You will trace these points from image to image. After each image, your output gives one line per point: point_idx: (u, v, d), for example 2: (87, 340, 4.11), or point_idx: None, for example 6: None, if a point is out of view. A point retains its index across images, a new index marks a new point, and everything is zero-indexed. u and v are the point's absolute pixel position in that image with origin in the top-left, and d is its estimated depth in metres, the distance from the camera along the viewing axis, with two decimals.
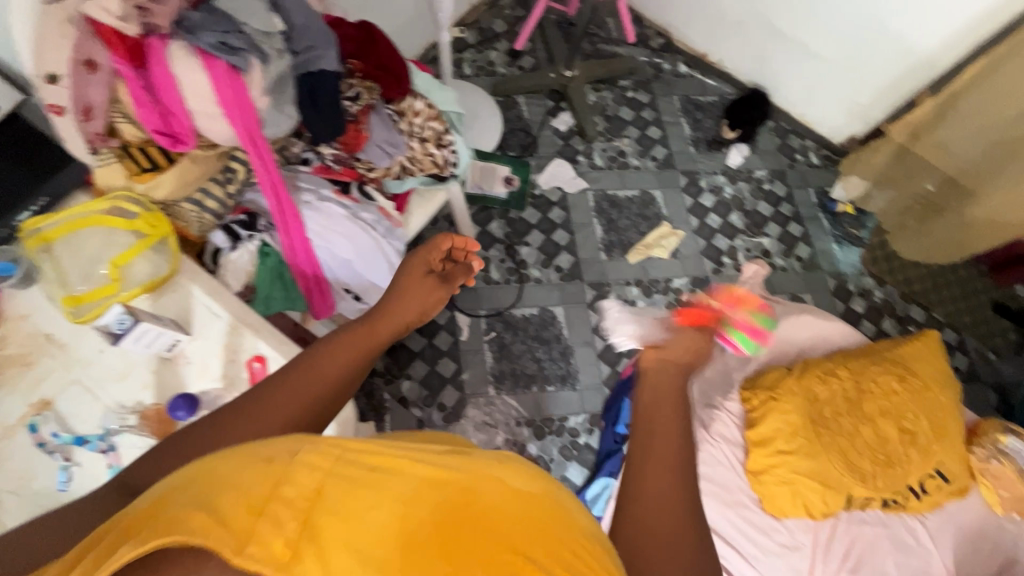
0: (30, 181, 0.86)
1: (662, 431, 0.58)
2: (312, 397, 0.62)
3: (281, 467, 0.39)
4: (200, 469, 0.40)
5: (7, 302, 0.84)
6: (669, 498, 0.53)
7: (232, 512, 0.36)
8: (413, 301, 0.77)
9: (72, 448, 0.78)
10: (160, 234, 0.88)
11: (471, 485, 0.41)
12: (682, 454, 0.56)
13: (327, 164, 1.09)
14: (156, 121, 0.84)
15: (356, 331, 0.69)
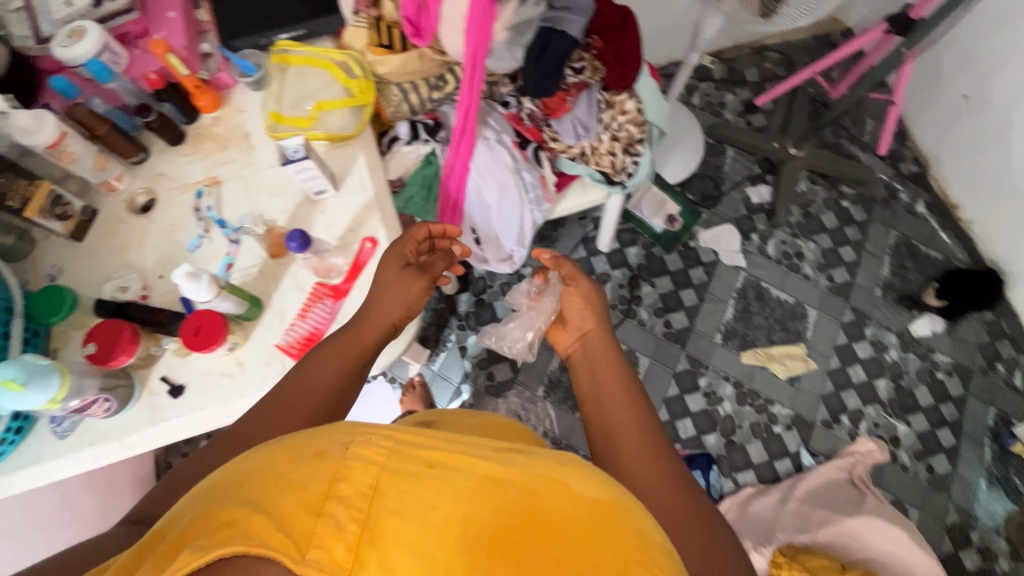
0: (301, 13, 1.02)
1: (619, 427, 0.74)
2: (316, 390, 0.73)
3: (330, 465, 0.45)
4: (250, 474, 0.45)
5: (235, 92, 1.01)
6: (635, 462, 0.70)
7: (291, 512, 0.41)
8: (405, 293, 0.84)
9: (213, 225, 0.93)
10: (363, 101, 0.99)
11: (531, 485, 0.47)
12: (644, 441, 0.73)
13: (520, 116, 1.13)
14: (411, 10, 0.93)
15: (354, 323, 0.81)
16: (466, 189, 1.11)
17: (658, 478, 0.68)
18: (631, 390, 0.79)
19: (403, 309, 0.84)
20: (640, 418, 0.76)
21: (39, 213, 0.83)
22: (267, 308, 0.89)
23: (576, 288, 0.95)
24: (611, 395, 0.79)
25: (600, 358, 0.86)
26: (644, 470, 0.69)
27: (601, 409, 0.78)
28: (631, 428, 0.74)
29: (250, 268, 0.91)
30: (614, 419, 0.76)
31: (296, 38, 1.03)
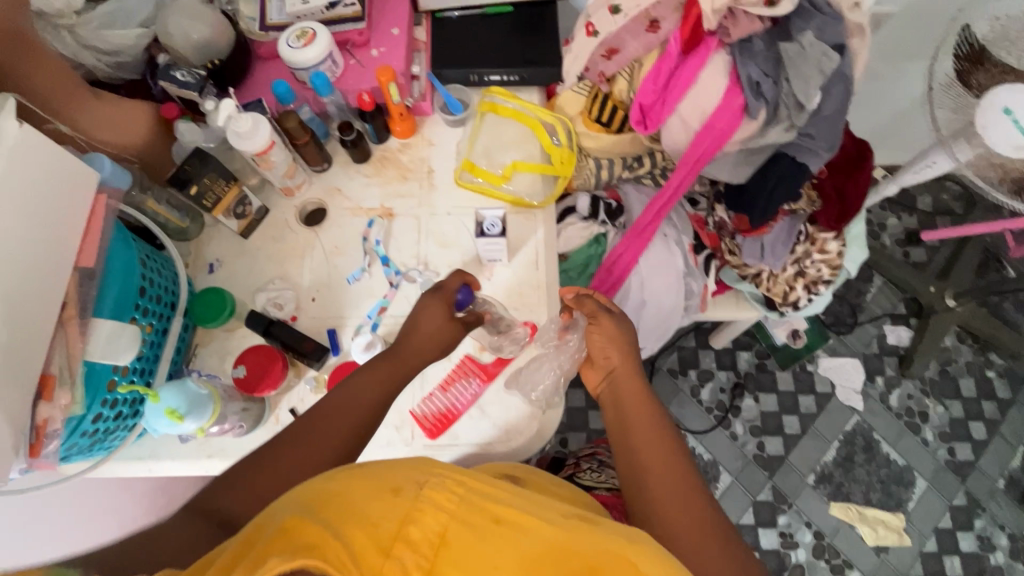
0: (520, 58, 0.96)
1: (644, 456, 0.66)
2: (331, 428, 0.66)
3: (403, 505, 0.50)
4: (331, 498, 0.50)
5: (429, 121, 0.96)
6: (654, 493, 0.63)
7: (365, 549, 0.46)
8: (430, 331, 0.75)
9: (376, 260, 0.89)
10: (560, 172, 0.91)
11: (592, 559, 0.49)
12: (670, 464, 0.64)
13: (705, 220, 1.05)
14: (649, 98, 0.84)
15: (377, 363, 0.72)
16: (625, 280, 1.02)
17: (678, 501, 0.61)
18: (652, 404, 0.71)
19: (436, 349, 0.75)
20: (662, 444, 0.66)
21: (224, 211, 0.81)
22: None
23: (602, 323, 0.77)
24: (634, 407, 0.71)
25: (627, 368, 0.75)
26: (669, 495, 0.62)
27: (621, 421, 0.71)
28: (653, 446, 0.66)
29: (403, 318, 0.86)
30: (634, 432, 0.68)
31: (505, 82, 0.97)
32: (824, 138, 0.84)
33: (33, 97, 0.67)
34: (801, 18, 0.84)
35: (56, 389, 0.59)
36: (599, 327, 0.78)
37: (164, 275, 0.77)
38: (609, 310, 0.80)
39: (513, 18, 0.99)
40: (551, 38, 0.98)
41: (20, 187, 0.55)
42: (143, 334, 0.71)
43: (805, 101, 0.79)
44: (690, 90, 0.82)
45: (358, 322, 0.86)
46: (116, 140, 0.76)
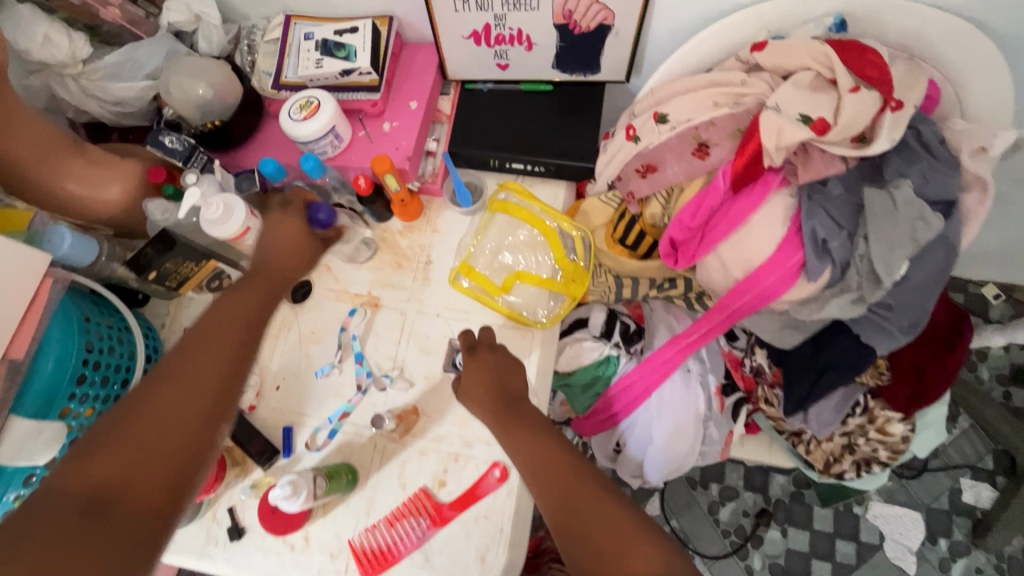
0: (550, 146, 0.83)
1: (553, 474, 0.61)
2: (162, 416, 0.52)
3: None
4: None
5: (438, 204, 0.86)
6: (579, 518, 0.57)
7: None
8: (283, 250, 0.70)
9: (350, 356, 0.81)
10: (568, 291, 0.79)
11: None
12: (578, 477, 0.60)
13: (742, 360, 0.88)
14: (682, 232, 0.69)
15: (209, 317, 0.60)
16: (632, 412, 0.88)
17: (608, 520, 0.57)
18: (548, 439, 0.64)
19: (297, 266, 0.70)
20: (576, 469, 0.61)
21: (194, 286, 0.76)
22: (360, 487, 0.76)
23: (482, 353, 0.72)
24: (533, 448, 0.63)
25: (521, 415, 0.66)
26: (594, 522, 0.57)
27: (527, 461, 0.63)
28: (556, 480, 0.60)
29: (364, 429, 0.78)
30: (549, 470, 0.61)
31: (530, 170, 0.85)
32: (903, 317, 0.65)
33: (3, 155, 0.65)
34: (901, 158, 0.65)
35: None
36: (473, 375, 0.71)
37: (121, 351, 0.72)
38: (487, 352, 0.72)
39: (553, 95, 0.87)
40: (590, 126, 0.84)
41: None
42: (81, 420, 0.66)
43: (885, 273, 0.62)
44: (737, 233, 0.67)
45: (317, 423, 0.79)
46: (95, 203, 0.72)
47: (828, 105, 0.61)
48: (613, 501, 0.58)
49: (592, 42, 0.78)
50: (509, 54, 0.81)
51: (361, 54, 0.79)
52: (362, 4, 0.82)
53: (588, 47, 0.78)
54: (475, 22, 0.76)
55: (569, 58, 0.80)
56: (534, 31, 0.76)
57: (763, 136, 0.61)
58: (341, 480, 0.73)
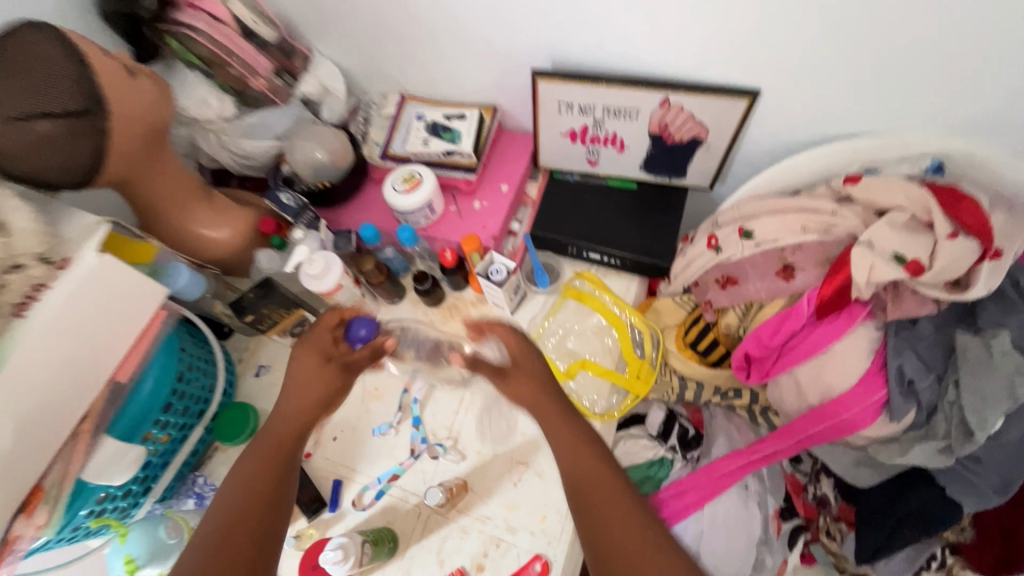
0: (629, 241, 0.86)
1: (564, 442, 0.63)
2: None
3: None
4: None
5: None
6: (578, 452, 0.62)
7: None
8: (308, 392, 0.66)
9: (408, 418, 0.83)
10: (632, 388, 0.78)
11: None
12: (591, 453, 0.62)
13: (804, 488, 0.83)
14: (757, 348, 0.69)
15: (235, 489, 0.60)
16: (680, 522, 0.83)
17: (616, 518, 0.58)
18: (588, 440, 0.63)
19: (320, 401, 0.66)
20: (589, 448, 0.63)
21: (280, 330, 0.80)
22: (398, 556, 0.75)
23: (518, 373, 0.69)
24: (577, 449, 0.63)
25: (506, 381, 0.69)
26: (601, 500, 0.60)
27: (563, 448, 0.63)
28: (580, 463, 0.62)
29: (411, 496, 0.78)
30: (588, 478, 0.61)
31: (605, 263, 0.87)
32: (994, 475, 0.61)
33: (145, 201, 0.73)
34: (997, 308, 0.64)
35: (38, 506, 0.58)
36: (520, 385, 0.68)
37: (202, 383, 0.77)
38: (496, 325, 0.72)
39: (637, 193, 0.90)
40: (669, 227, 0.87)
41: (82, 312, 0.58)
42: (155, 445, 0.71)
43: (977, 427, 0.59)
44: (815, 359, 0.66)
45: (365, 481, 0.80)
46: (210, 248, 0.80)
47: (925, 247, 0.61)
48: (620, 479, 0.61)
49: (683, 152, 0.81)
50: (601, 152, 0.86)
51: (465, 139, 0.86)
52: (471, 94, 0.90)
53: (678, 156, 0.82)
54: (575, 123, 0.82)
55: (659, 163, 0.85)
56: (629, 137, 0.81)
57: (854, 268, 0.61)
58: (382, 547, 0.72)
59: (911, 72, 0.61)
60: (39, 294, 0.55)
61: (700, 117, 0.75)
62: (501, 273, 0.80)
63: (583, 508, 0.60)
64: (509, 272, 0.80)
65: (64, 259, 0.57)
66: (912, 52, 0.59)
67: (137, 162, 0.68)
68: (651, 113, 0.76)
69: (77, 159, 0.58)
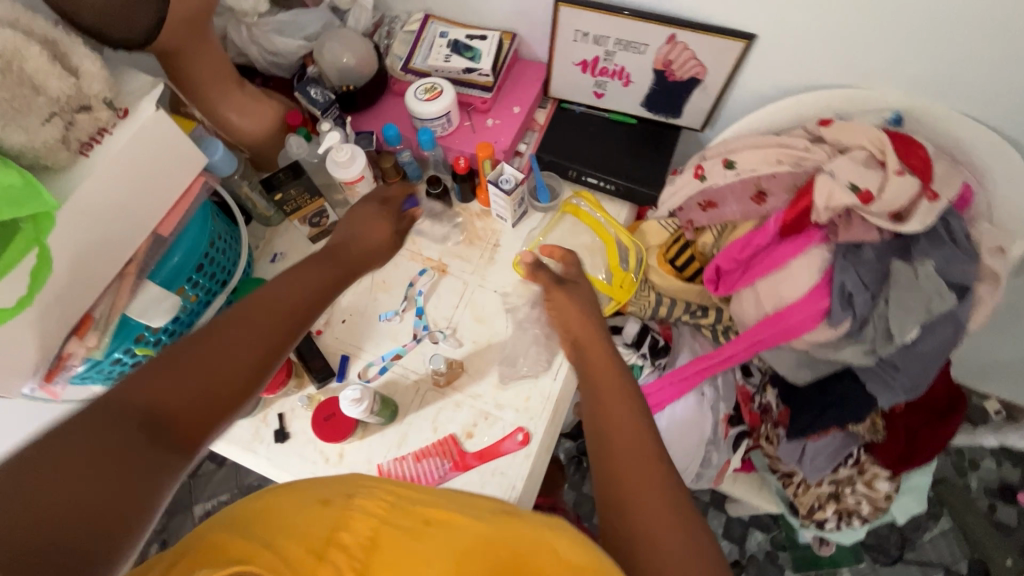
0: (624, 169, 0.95)
1: (592, 366, 0.73)
2: (223, 368, 0.54)
3: (335, 508, 0.44)
4: (264, 513, 0.44)
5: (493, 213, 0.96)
6: (597, 364, 0.73)
7: (292, 546, 0.41)
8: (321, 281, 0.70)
9: (412, 308, 0.91)
10: (613, 295, 0.90)
11: (522, 548, 0.44)
12: (607, 364, 0.73)
13: (752, 397, 0.96)
14: (729, 261, 0.79)
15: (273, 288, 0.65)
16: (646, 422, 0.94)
17: (613, 399, 0.67)
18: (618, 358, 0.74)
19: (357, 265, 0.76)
20: (607, 365, 0.72)
21: (300, 217, 0.87)
22: (397, 422, 0.85)
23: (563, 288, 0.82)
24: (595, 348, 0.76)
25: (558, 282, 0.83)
26: (606, 391, 0.69)
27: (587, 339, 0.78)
28: (594, 353, 0.75)
29: (411, 372, 0.88)
30: (595, 366, 0.73)
31: (600, 187, 0.96)
32: (905, 377, 0.75)
33: (186, 77, 0.77)
34: (930, 241, 0.74)
35: (89, 330, 0.66)
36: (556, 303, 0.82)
37: (227, 255, 0.84)
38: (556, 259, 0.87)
39: (636, 127, 0.99)
40: (661, 160, 0.96)
41: (138, 160, 0.64)
42: (185, 302, 0.78)
43: (897, 333, 0.71)
44: (776, 272, 0.77)
45: (371, 358, 0.89)
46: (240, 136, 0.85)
47: (876, 180, 0.71)
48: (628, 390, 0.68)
49: (682, 90, 0.90)
50: (607, 86, 0.94)
51: (484, 59, 0.92)
52: (491, 19, 0.96)
53: (677, 93, 0.91)
54: (587, 52, 0.90)
55: (658, 99, 0.93)
56: (634, 72, 0.89)
57: (816, 194, 0.72)
58: (386, 410, 0.83)
59: (883, 25, 0.71)
60: (101, 138, 0.61)
61: (699, 57, 0.84)
62: (510, 181, 0.88)
63: (591, 402, 0.69)
64: (517, 182, 0.89)
65: (123, 109, 0.63)
66: (885, 5, 0.69)
67: (191, 38, 0.72)
68: (657, 48, 0.85)
69: (139, 19, 0.63)
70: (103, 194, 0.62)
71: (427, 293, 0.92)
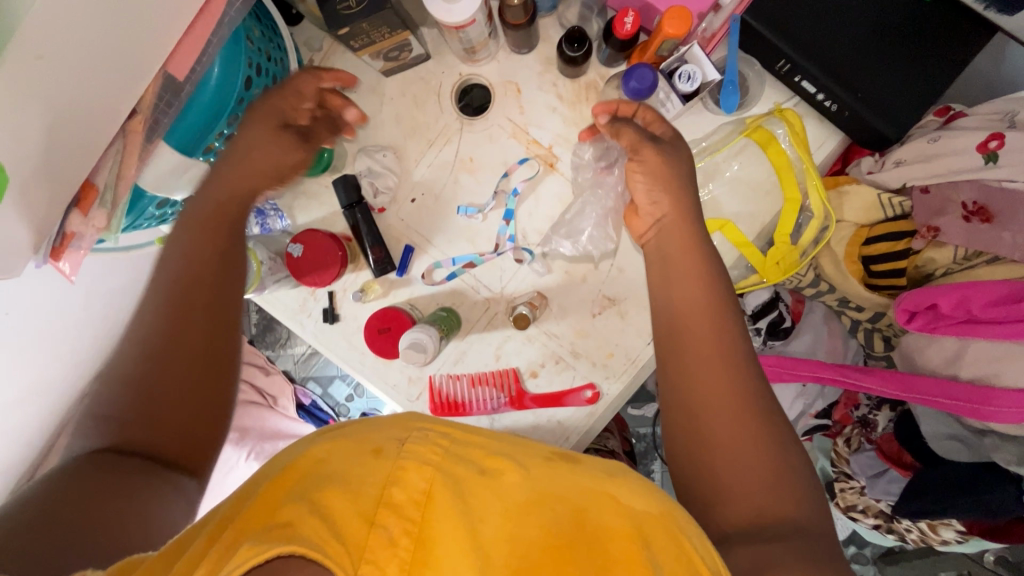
0: (869, 83, 0.61)
1: (681, 280, 0.53)
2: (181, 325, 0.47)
3: (385, 463, 0.39)
4: (308, 464, 0.39)
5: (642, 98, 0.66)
6: (690, 278, 0.53)
7: (346, 514, 0.35)
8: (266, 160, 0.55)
9: (500, 208, 0.71)
10: (762, 272, 0.65)
11: (582, 503, 0.41)
12: (699, 280, 0.52)
13: (856, 403, 0.83)
14: (953, 303, 0.55)
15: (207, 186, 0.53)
16: None
17: (704, 332, 0.50)
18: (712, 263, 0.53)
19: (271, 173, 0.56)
20: (692, 282, 0.53)
21: (373, 51, 0.60)
22: (457, 336, 0.75)
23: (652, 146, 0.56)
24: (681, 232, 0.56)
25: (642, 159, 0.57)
26: (690, 332, 0.51)
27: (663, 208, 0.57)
28: (674, 261, 0.54)
29: (483, 288, 0.73)
30: (679, 278, 0.53)
31: (814, 101, 0.63)
32: None
33: None
34: None
35: (93, 205, 0.50)
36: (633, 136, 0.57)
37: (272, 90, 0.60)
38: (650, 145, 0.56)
39: (921, 8, 0.60)
40: (935, 83, 0.60)
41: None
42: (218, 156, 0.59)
43: None
44: (1011, 343, 0.54)
45: (439, 258, 0.73)
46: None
47: None
48: (723, 325, 0.50)
49: None
50: None
51: None
52: None
53: None
54: None
55: None
56: None
57: None
58: (446, 328, 0.72)
59: None
60: None
61: None
62: (691, 83, 0.59)
63: (673, 330, 0.52)
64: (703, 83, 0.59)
65: None
66: None
67: None
68: None
69: None
70: (73, 31, 0.38)
71: (524, 193, 0.71)
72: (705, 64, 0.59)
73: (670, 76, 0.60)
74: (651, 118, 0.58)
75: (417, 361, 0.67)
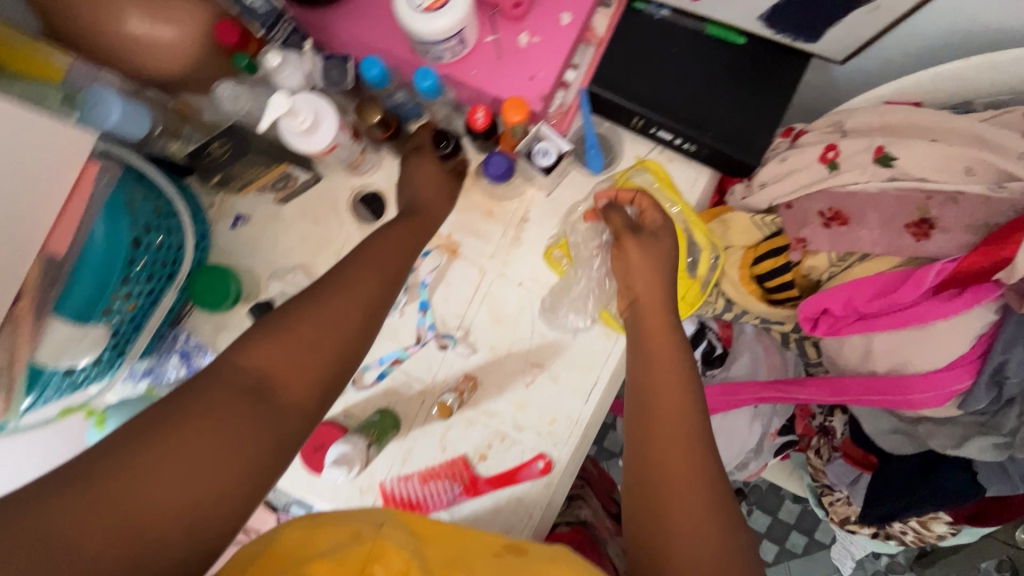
0: (716, 122, 0.66)
1: (654, 341, 0.55)
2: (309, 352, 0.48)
3: (366, 542, 0.42)
4: (290, 551, 0.42)
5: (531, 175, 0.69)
6: (663, 342, 0.55)
7: None
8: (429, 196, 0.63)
9: (415, 301, 0.73)
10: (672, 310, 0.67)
11: None
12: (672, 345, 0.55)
13: (812, 411, 0.83)
14: (840, 304, 0.57)
15: (362, 259, 0.54)
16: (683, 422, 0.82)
17: (676, 398, 0.51)
18: (668, 319, 0.56)
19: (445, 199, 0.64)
20: (659, 345, 0.55)
21: (258, 187, 0.64)
22: (399, 435, 0.73)
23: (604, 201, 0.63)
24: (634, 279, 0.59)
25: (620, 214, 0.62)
26: (660, 395, 0.52)
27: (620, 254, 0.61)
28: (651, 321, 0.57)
29: (415, 381, 0.73)
30: (654, 339, 0.55)
31: (674, 146, 0.68)
32: None
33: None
34: None
35: None
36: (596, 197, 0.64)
37: (168, 240, 0.63)
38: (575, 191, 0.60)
39: (741, 50, 0.66)
40: (773, 109, 0.66)
41: None
42: (122, 313, 0.60)
43: None
44: (905, 331, 0.56)
45: (366, 361, 0.74)
46: (157, 57, 0.54)
47: None
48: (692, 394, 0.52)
49: (834, 9, 0.57)
50: None
51: None
52: None
53: (825, 12, 0.57)
54: None
55: (790, 17, 0.60)
56: None
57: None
58: (384, 429, 0.71)
59: None
60: None
61: None
62: (547, 158, 0.62)
63: (642, 393, 0.53)
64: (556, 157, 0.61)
65: None
66: None
67: None
68: None
69: None
70: None
71: (434, 280, 0.73)
72: (555, 139, 0.62)
73: (528, 154, 0.63)
74: (646, 205, 0.62)
75: (345, 475, 0.69)
